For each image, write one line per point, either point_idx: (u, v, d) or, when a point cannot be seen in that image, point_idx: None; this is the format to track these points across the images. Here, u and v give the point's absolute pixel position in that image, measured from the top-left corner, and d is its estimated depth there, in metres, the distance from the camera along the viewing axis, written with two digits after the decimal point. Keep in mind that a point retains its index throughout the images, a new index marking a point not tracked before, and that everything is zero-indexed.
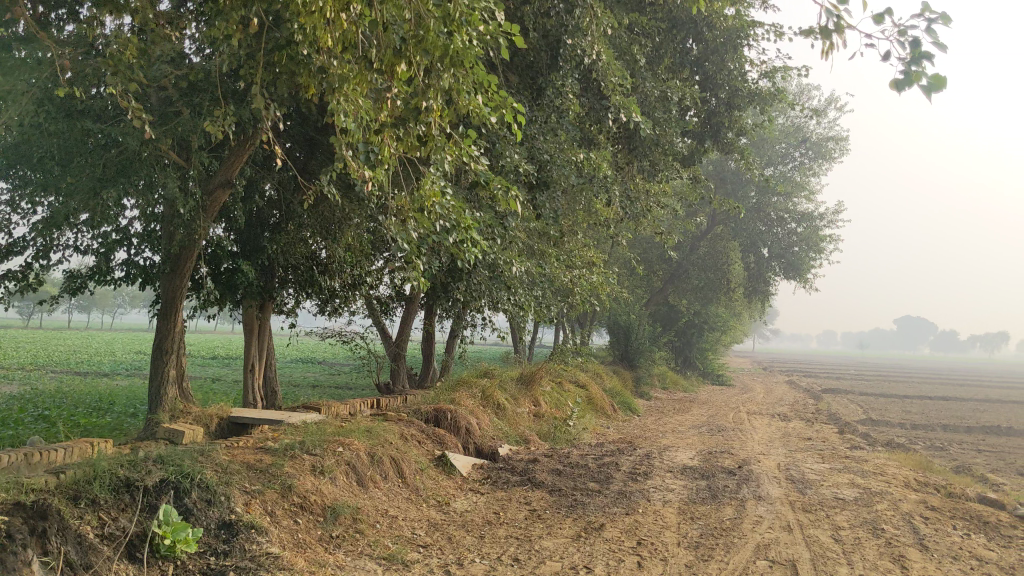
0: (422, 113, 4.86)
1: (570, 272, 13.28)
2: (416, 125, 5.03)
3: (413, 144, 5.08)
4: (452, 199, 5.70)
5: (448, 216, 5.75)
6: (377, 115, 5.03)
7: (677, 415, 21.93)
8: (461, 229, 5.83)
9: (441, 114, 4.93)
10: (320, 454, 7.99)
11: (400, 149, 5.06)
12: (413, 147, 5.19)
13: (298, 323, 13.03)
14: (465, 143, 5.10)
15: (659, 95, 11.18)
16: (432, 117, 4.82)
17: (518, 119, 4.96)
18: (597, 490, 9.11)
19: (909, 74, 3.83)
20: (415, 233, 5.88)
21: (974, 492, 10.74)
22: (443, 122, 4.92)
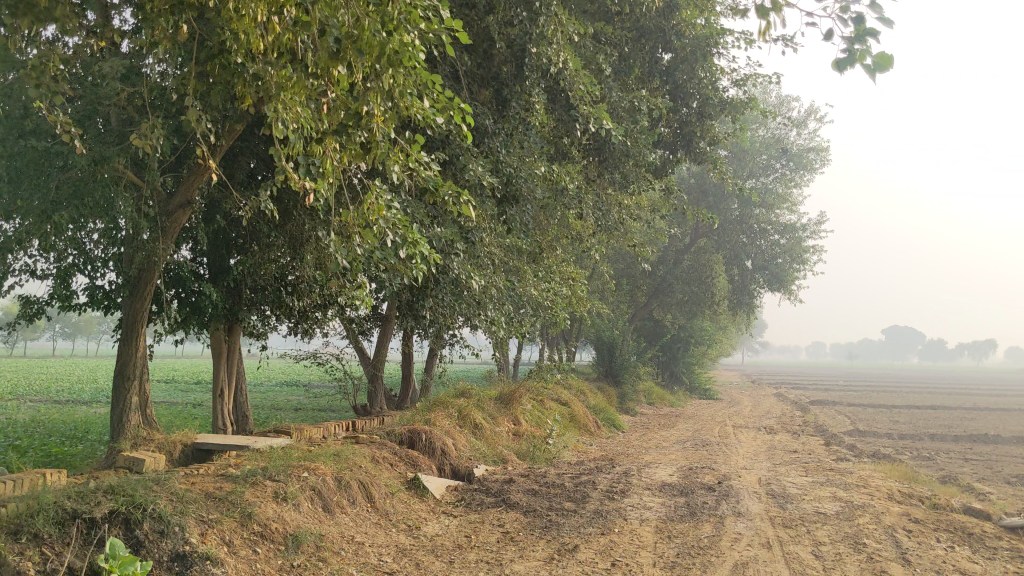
0: (365, 118, 4.70)
1: (546, 287, 13.11)
2: (358, 132, 4.86)
3: (357, 153, 4.92)
4: (400, 211, 5.51)
5: (400, 227, 5.56)
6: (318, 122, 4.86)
7: (662, 431, 21.72)
8: (411, 243, 5.64)
9: (384, 119, 4.77)
10: (283, 479, 7.73)
11: (342, 158, 4.89)
12: (359, 155, 5.01)
13: (269, 345, 12.78)
14: (412, 150, 4.94)
15: (627, 104, 11.03)
16: (374, 123, 4.66)
17: (465, 121, 4.80)
18: (573, 510, 8.88)
19: (852, 54, 3.67)
20: (366, 247, 5.67)
21: (959, 502, 10.54)
22: (387, 127, 4.76)
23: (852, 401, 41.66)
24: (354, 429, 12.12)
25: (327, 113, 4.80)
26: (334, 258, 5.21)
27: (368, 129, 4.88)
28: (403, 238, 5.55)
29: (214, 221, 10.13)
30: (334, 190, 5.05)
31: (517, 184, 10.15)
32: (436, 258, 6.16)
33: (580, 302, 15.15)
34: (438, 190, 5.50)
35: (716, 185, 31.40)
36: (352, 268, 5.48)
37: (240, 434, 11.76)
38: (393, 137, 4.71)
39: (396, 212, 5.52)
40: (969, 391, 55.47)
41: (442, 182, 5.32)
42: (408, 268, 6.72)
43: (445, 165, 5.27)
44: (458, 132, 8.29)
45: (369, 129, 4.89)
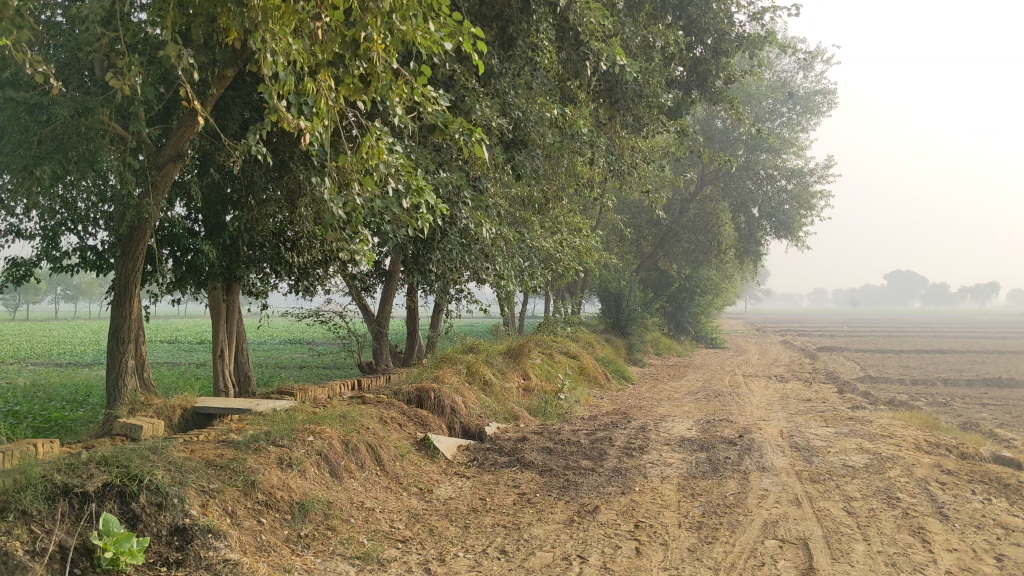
0: (362, 47, 4.23)
1: (555, 237, 12.68)
2: (356, 63, 4.39)
3: (354, 88, 4.45)
4: (402, 154, 5.04)
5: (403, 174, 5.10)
6: (312, 53, 4.39)
7: (672, 381, 21.44)
8: (415, 191, 5.16)
9: (384, 48, 4.30)
10: (288, 445, 7.34)
11: (341, 94, 4.42)
12: (355, 88, 4.54)
13: (268, 304, 12.34)
14: (417, 82, 4.46)
15: (638, 41, 10.48)
16: (376, 54, 4.18)
17: (476, 48, 4.32)
18: (590, 469, 8.51)
19: None
20: (364, 199, 5.21)
21: (988, 450, 10.18)
22: (387, 56, 4.28)
23: (863, 346, 41.40)
24: (360, 387, 11.76)
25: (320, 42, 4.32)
26: (326, 211, 4.71)
27: (367, 59, 4.40)
28: (406, 184, 5.09)
29: (207, 176, 9.66)
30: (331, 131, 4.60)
31: (525, 127, 9.66)
32: (441, 208, 5.68)
33: (589, 253, 14.71)
34: (442, 129, 5.02)
35: (723, 130, 30.72)
36: (353, 225, 5.01)
37: (242, 395, 11.39)
38: (395, 67, 4.23)
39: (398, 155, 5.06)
40: (978, 334, 55.09)
41: (448, 118, 4.84)
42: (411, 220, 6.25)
43: (452, 101, 4.78)
44: (458, 70, 7.74)
45: (368, 59, 4.42)
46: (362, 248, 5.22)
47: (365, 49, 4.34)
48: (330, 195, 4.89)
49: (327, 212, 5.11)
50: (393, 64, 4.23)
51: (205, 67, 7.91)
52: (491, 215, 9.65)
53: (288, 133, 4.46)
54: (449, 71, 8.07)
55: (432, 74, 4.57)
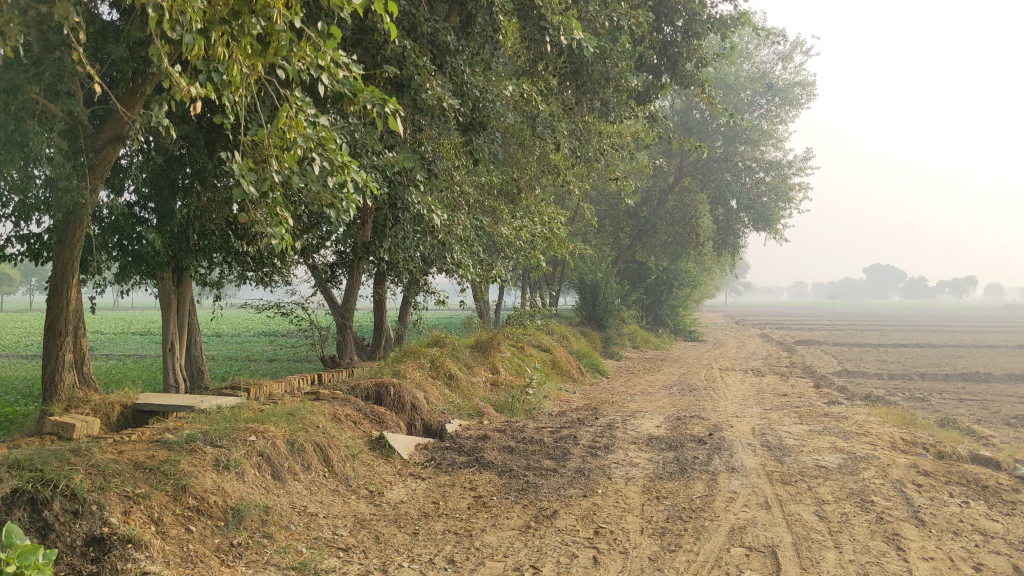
0: (262, 2, 3.83)
1: (523, 226, 12.23)
2: (257, 22, 3.99)
3: (259, 51, 4.05)
4: (322, 129, 4.63)
5: (323, 153, 4.69)
6: (209, 13, 3.96)
7: (647, 375, 21.10)
8: (340, 171, 4.75)
9: (285, 5, 3.88)
10: (226, 445, 6.88)
11: (246, 58, 4.02)
12: (259, 52, 4.12)
13: (223, 295, 11.80)
14: (327, 44, 4.06)
15: (604, 19, 10.05)
16: (274, 10, 3.76)
17: (386, 6, 3.91)
18: (552, 469, 8.09)
19: None
20: (282, 181, 4.79)
21: (965, 449, 9.81)
22: (288, 13, 3.86)
23: (841, 339, 41.32)
24: (319, 382, 11.31)
25: (215, 1, 3.90)
26: (237, 192, 4.28)
27: (267, 19, 3.98)
28: (328, 164, 4.68)
29: (150, 159, 9.19)
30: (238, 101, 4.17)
31: (482, 108, 9.18)
32: (370, 190, 5.28)
33: (560, 243, 14.26)
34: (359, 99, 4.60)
35: (701, 121, 30.31)
36: (272, 209, 4.59)
37: (196, 390, 10.91)
38: (298, 26, 3.81)
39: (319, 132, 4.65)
40: (954, 327, 55.34)
41: (364, 88, 4.43)
42: (341, 204, 5.85)
43: (367, 70, 4.38)
44: (404, 44, 7.32)
45: (270, 18, 4.01)
46: (285, 237, 4.81)
47: (264, 8, 3.92)
48: (243, 177, 4.45)
49: (245, 195, 4.69)
50: (295, 21, 3.81)
51: (140, 41, 7.39)
52: (447, 200, 9.20)
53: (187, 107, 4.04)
54: (400, 48, 7.64)
55: (342, 38, 4.16)
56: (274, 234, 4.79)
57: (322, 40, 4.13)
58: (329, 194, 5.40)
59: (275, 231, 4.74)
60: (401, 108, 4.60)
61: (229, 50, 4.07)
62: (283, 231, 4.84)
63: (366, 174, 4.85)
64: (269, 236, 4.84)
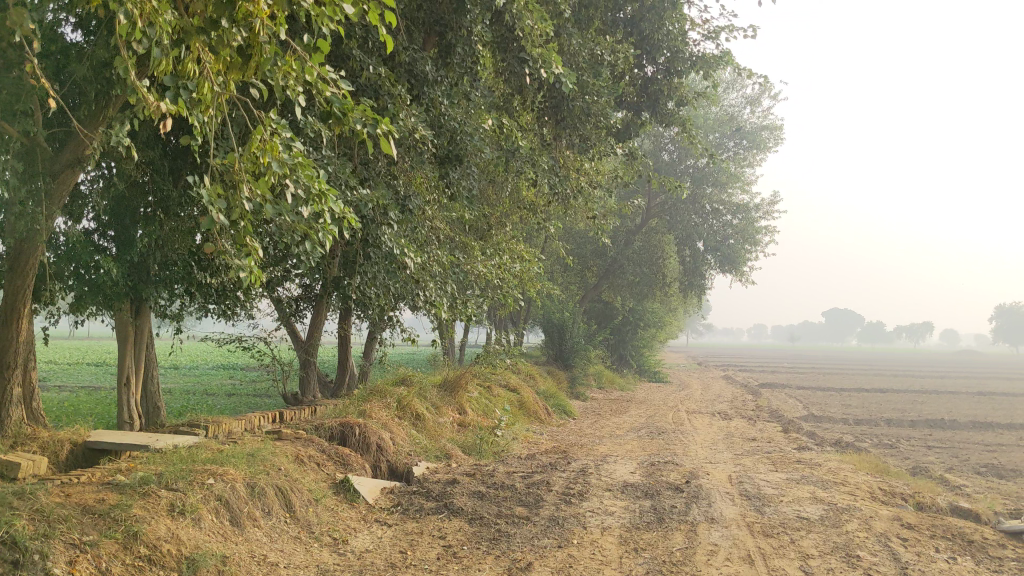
0: (244, 11, 3.58)
1: (496, 263, 11.95)
2: (234, 35, 3.72)
3: (237, 66, 3.78)
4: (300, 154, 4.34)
5: (300, 179, 4.41)
6: (182, 21, 3.69)
7: (614, 417, 20.81)
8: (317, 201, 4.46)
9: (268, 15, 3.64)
10: (182, 489, 6.47)
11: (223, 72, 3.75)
12: (237, 66, 3.85)
13: (182, 328, 11.34)
14: (311, 60, 3.81)
15: (585, 55, 9.88)
16: (257, 20, 3.50)
17: (378, 18, 3.68)
18: (524, 518, 7.75)
19: None
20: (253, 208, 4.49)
21: (944, 500, 9.61)
22: (272, 23, 3.60)
23: (806, 383, 41.41)
24: (281, 420, 10.88)
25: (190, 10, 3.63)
26: (202, 218, 3.95)
27: (247, 30, 3.72)
28: (305, 190, 4.39)
29: (111, 185, 8.80)
30: (212, 119, 3.90)
31: (459, 140, 8.89)
32: (347, 222, 4.98)
33: (532, 280, 13.97)
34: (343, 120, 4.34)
35: (670, 162, 30.29)
36: (240, 239, 4.27)
37: (150, 426, 10.45)
38: (281, 38, 3.55)
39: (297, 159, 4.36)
40: (916, 373, 55.82)
41: (351, 107, 4.17)
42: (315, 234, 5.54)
43: (355, 90, 4.13)
44: (381, 70, 7.08)
45: (250, 29, 3.75)
46: (252, 270, 4.47)
47: (245, 18, 3.66)
48: (210, 201, 4.14)
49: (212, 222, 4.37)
50: (278, 31, 3.54)
51: (104, 60, 7.03)
52: (420, 235, 8.93)
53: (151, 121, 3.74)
54: (375, 74, 7.37)
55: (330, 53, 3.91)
56: (241, 264, 4.44)
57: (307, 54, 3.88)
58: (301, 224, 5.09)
59: (241, 263, 4.40)
60: (390, 132, 4.35)
61: (204, 62, 3.79)
62: (251, 262, 4.50)
63: (347, 204, 4.58)
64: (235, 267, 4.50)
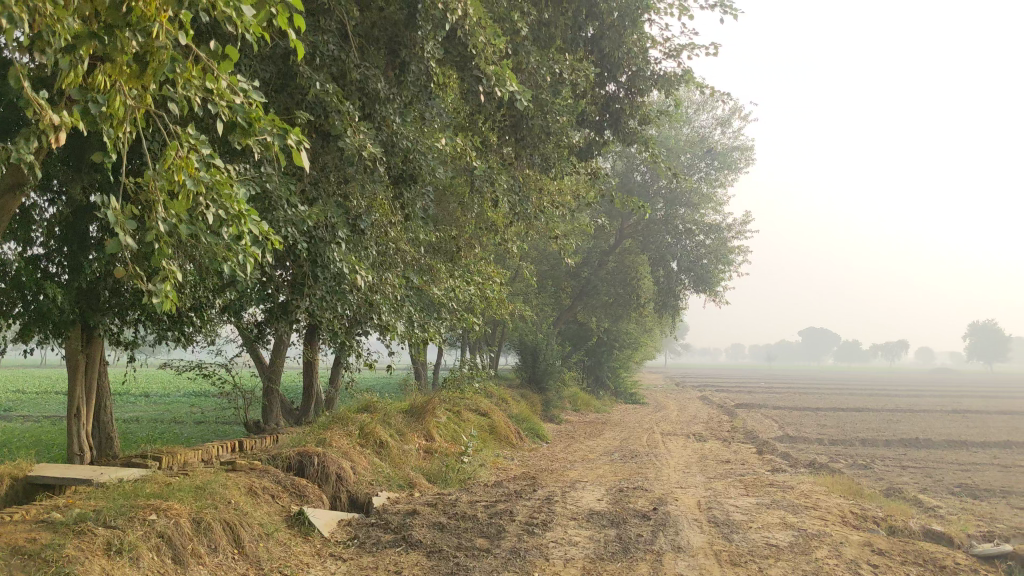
0: (146, 16, 3.45)
1: (462, 284, 11.72)
2: (137, 42, 3.58)
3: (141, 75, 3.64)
4: (218, 172, 4.19)
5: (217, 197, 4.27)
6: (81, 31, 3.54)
7: (588, 440, 20.57)
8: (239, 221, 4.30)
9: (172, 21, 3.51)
10: (122, 526, 6.16)
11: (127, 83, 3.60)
12: (143, 77, 3.71)
13: (135, 356, 11.01)
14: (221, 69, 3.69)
15: (545, 73, 9.73)
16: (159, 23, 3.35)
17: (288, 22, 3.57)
18: (484, 550, 7.48)
19: None
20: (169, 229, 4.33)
21: (916, 522, 9.43)
22: (171, 29, 3.48)
23: (782, 402, 41.38)
24: (239, 450, 10.56)
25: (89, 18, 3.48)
26: (112, 241, 3.78)
27: (150, 37, 3.59)
28: (221, 208, 4.26)
29: (56, 210, 8.50)
30: (120, 135, 3.75)
31: (413, 159, 8.68)
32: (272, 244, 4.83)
33: (499, 302, 13.75)
34: (253, 130, 4.24)
35: (643, 183, 30.23)
36: (156, 262, 4.10)
37: (103, 458, 10.09)
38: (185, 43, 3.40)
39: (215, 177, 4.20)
40: (890, 391, 56.04)
41: (259, 117, 4.08)
42: (238, 254, 5.38)
43: (266, 97, 4.04)
44: (322, 84, 6.95)
45: (154, 36, 3.62)
46: (171, 296, 4.29)
47: (147, 22, 3.53)
48: (120, 223, 3.96)
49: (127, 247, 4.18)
50: (177, 37, 3.42)
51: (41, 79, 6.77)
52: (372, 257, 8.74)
53: (50, 136, 3.58)
54: (319, 90, 7.22)
55: (237, 59, 3.81)
56: (158, 292, 4.25)
57: (213, 62, 3.78)
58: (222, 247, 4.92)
59: (158, 289, 4.22)
60: (302, 141, 4.26)
61: (108, 74, 3.64)
62: (169, 288, 4.31)
63: (268, 221, 4.46)
64: (152, 294, 4.30)
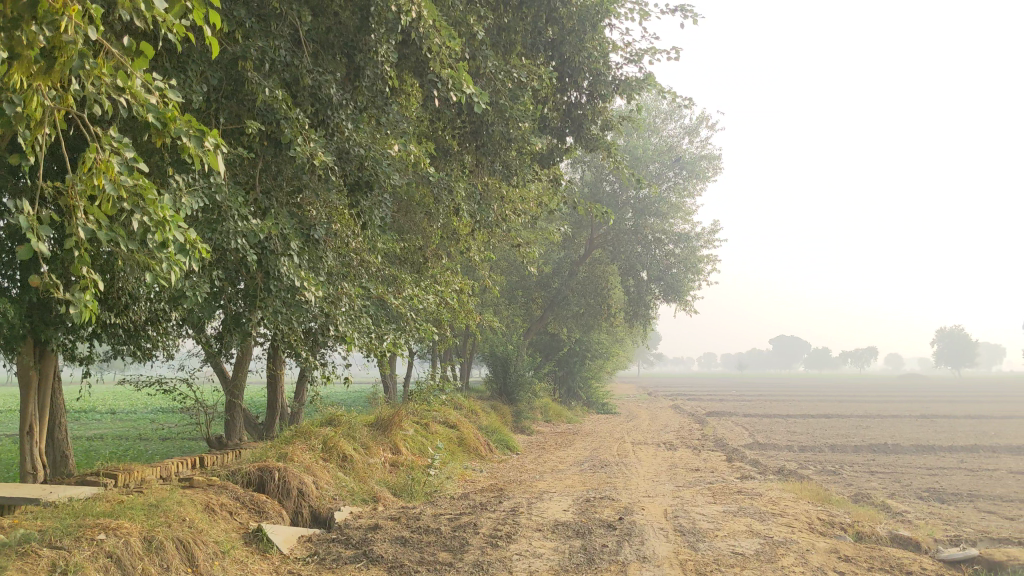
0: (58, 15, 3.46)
1: (426, 294, 11.59)
2: (51, 42, 3.59)
3: (55, 74, 3.65)
4: (138, 176, 4.20)
5: (139, 203, 4.29)
6: None
7: (559, 450, 20.45)
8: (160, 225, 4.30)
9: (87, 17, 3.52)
10: (69, 546, 5.96)
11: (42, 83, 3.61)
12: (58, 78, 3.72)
13: (92, 372, 10.79)
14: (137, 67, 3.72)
15: (504, 78, 9.65)
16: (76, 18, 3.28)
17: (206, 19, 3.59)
18: (447, 564, 7.33)
19: None
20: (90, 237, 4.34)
21: (883, 528, 9.40)
22: (84, 24, 3.56)
23: (753, 410, 41.50)
24: (199, 466, 10.36)
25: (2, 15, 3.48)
26: (27, 246, 3.77)
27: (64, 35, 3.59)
28: (142, 213, 4.32)
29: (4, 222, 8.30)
30: (38, 135, 3.81)
31: (368, 166, 8.60)
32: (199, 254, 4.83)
33: (465, 311, 13.64)
34: (166, 130, 4.43)
35: (611, 192, 30.18)
36: (75, 268, 4.08)
37: (58, 476, 9.85)
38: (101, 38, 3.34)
39: (136, 182, 4.21)
40: (860, 396, 56.44)
41: (173, 116, 4.27)
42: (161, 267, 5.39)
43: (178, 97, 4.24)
44: (269, 92, 6.95)
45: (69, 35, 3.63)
46: (91, 304, 4.27)
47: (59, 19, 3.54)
48: (36, 229, 3.94)
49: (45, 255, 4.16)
50: (91, 31, 3.53)
51: None
52: (322, 266, 8.66)
53: None
54: (268, 97, 7.19)
55: (148, 58, 4.02)
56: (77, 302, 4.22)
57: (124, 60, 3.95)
58: (145, 259, 4.89)
59: (78, 297, 4.23)
60: (217, 140, 4.51)
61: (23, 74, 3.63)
62: (89, 297, 4.28)
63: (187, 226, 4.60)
64: (70, 304, 4.27)
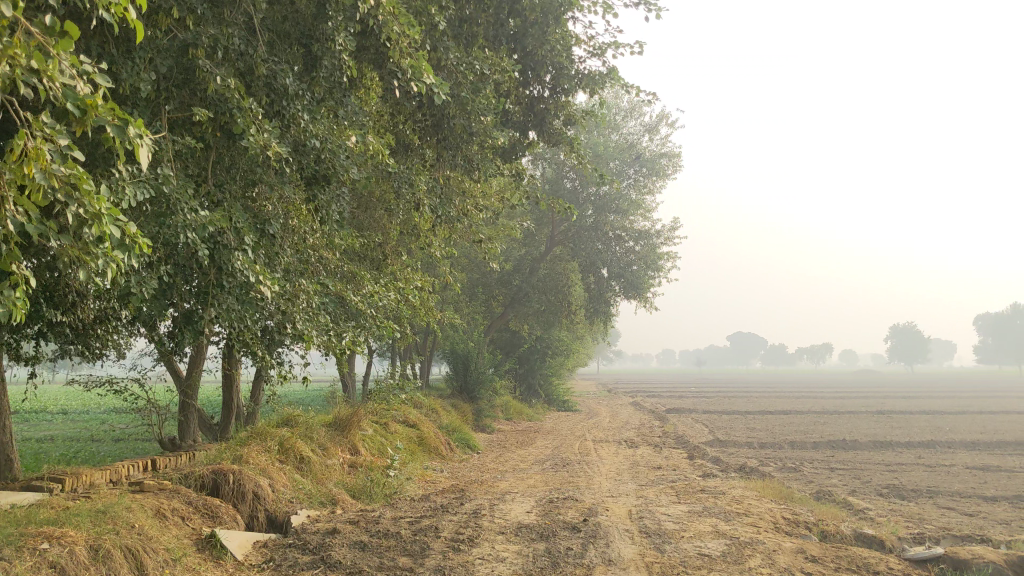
0: None
1: (385, 291, 11.37)
2: None
3: None
4: (66, 163, 4.00)
5: (71, 193, 4.09)
6: None
7: (521, 449, 20.29)
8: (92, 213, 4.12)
9: None
10: (9, 557, 5.65)
11: None
12: None
13: (39, 373, 10.41)
14: None
15: (465, 70, 9.46)
16: None
17: None
18: (407, 570, 7.12)
19: None
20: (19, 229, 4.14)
21: (847, 526, 9.36)
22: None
23: (712, 406, 41.71)
24: (151, 469, 10.03)
25: None
26: None
27: None
28: (74, 203, 4.13)
29: None
30: None
31: (325, 158, 8.38)
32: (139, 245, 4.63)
33: (425, 309, 13.41)
34: (96, 116, 4.24)
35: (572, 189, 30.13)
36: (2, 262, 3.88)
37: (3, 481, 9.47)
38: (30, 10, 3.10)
39: (65, 168, 4.01)
40: (817, 392, 57.06)
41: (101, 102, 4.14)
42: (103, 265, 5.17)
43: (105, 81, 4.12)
44: (217, 80, 6.72)
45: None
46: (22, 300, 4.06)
47: None
48: None
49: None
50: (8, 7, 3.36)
51: None
52: (278, 262, 8.39)
53: None
54: (218, 86, 6.95)
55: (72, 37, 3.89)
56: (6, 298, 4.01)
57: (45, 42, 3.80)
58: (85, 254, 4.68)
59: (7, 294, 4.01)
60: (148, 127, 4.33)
61: None
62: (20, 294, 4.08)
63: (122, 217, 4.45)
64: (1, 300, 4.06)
